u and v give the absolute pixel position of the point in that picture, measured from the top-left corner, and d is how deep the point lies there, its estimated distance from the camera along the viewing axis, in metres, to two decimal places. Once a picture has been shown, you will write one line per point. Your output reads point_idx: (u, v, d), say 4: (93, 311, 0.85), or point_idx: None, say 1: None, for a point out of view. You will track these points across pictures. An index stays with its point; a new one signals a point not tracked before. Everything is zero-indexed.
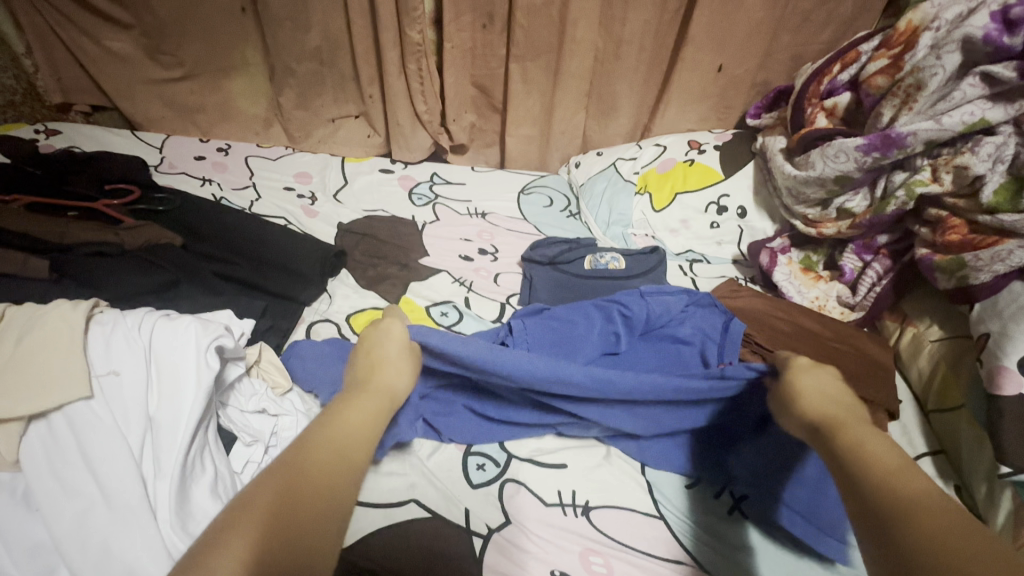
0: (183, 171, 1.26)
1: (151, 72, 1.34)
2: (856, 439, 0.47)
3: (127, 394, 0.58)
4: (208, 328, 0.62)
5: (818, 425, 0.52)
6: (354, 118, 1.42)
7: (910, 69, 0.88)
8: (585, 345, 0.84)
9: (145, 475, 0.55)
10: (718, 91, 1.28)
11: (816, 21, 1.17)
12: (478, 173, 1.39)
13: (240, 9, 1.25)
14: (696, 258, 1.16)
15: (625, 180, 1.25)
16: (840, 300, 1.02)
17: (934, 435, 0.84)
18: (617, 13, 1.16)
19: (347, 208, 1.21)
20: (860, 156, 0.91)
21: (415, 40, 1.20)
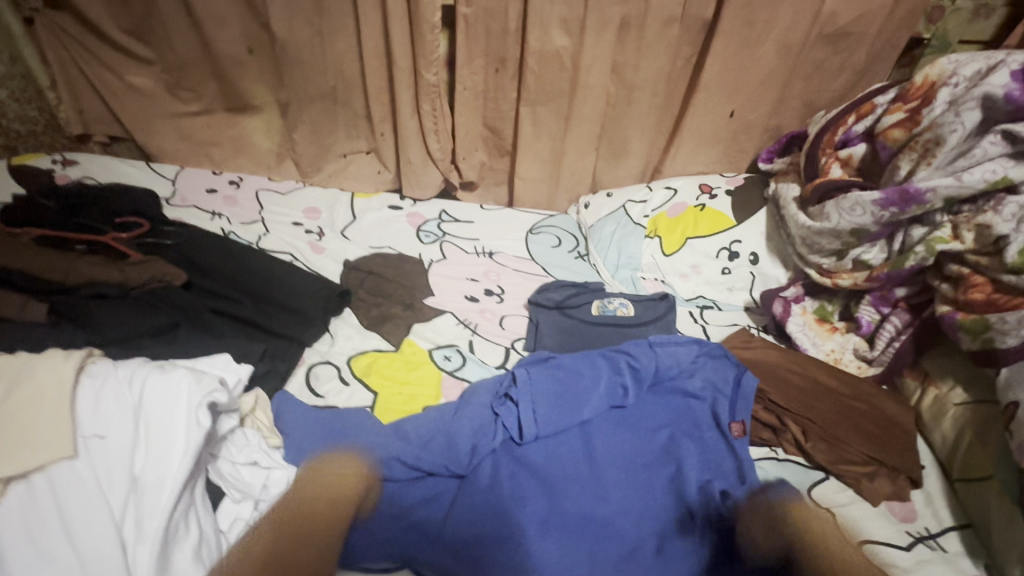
0: (194, 204, 1.27)
1: (170, 106, 1.37)
2: None
3: (112, 454, 0.56)
4: (202, 382, 0.61)
5: None
6: (366, 154, 1.42)
7: (928, 124, 0.87)
8: (591, 397, 0.81)
9: (124, 541, 0.52)
10: (729, 136, 1.28)
11: (829, 69, 1.16)
12: (487, 211, 1.38)
13: (247, 51, 1.28)
14: (707, 304, 1.14)
15: (635, 223, 1.24)
16: (856, 353, 0.98)
17: (959, 506, 0.79)
18: (629, 59, 1.17)
19: (354, 245, 1.21)
20: (878, 210, 0.89)
21: (431, 81, 1.21)
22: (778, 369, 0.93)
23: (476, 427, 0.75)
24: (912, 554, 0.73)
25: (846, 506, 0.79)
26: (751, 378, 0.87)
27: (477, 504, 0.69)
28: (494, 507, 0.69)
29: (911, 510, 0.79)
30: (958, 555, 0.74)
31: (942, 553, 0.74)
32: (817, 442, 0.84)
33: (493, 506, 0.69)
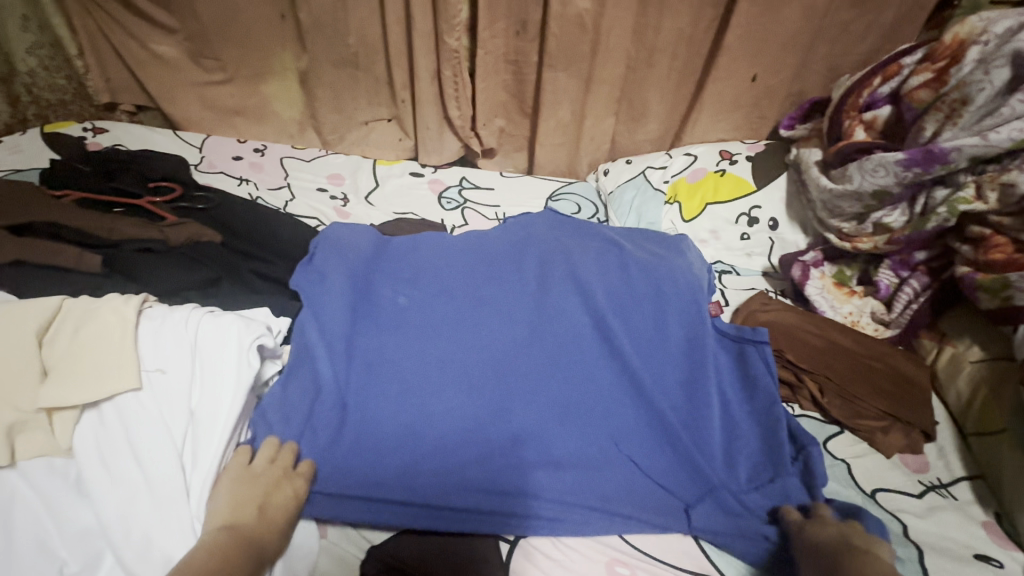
0: (222, 170, 1.30)
1: (194, 76, 1.39)
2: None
3: (171, 389, 0.63)
4: (251, 326, 0.67)
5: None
6: (386, 121, 1.43)
7: (956, 84, 0.87)
8: (506, 369, 0.85)
9: (185, 468, 0.60)
10: (750, 101, 1.28)
11: (854, 32, 1.15)
12: (506, 177, 1.39)
13: (280, 15, 1.27)
14: (726, 269, 1.15)
15: (655, 189, 1.25)
16: (874, 316, 1.00)
17: (971, 458, 0.82)
18: (651, 21, 1.16)
19: (378, 212, 1.25)
20: (901, 170, 0.89)
21: (452, 47, 1.21)
22: (795, 328, 0.96)
23: (404, 307, 0.93)
24: (924, 501, 0.77)
25: (860, 457, 0.82)
26: (748, 363, 0.88)
27: (394, 327, 0.90)
28: (451, 377, 0.84)
29: (923, 463, 0.82)
30: (967, 503, 0.77)
31: (952, 500, 0.77)
32: (833, 398, 0.88)
33: (479, 455, 0.77)
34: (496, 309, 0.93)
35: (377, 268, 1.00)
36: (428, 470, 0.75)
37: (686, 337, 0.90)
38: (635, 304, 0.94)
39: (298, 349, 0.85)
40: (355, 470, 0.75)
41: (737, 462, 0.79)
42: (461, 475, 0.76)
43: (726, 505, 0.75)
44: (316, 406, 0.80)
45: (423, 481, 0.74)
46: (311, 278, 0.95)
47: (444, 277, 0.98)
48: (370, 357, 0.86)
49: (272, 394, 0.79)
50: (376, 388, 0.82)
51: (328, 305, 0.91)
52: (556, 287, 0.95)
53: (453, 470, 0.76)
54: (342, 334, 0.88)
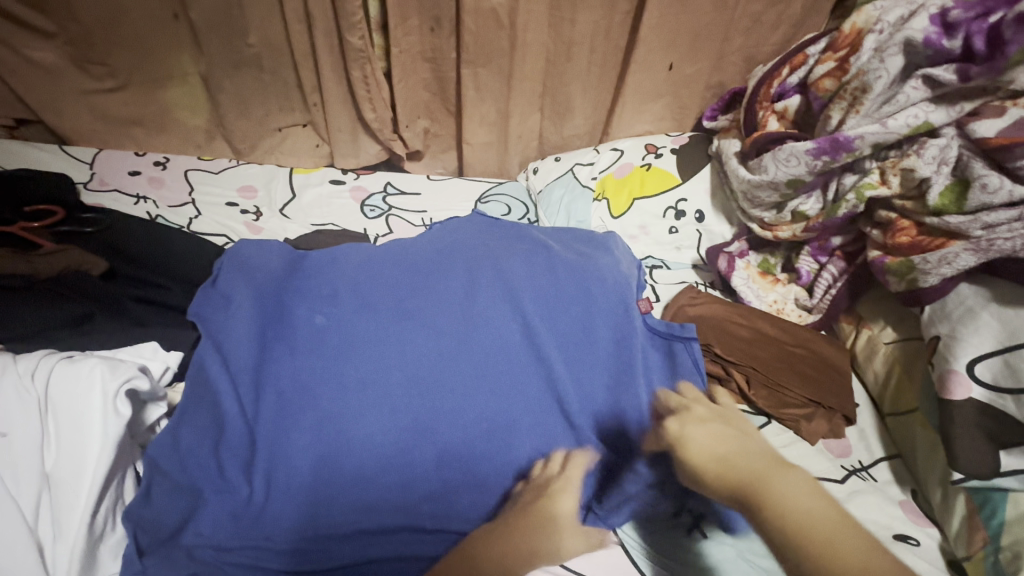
0: (115, 188, 1.19)
1: (80, 84, 1.25)
2: (784, 500, 0.44)
3: (19, 454, 0.56)
4: (118, 369, 0.61)
5: (733, 485, 0.47)
6: (303, 127, 1.36)
7: (856, 72, 0.88)
8: (432, 387, 0.80)
9: (42, 541, 0.55)
10: (671, 92, 1.28)
11: (766, 23, 1.17)
12: (434, 181, 1.34)
13: (172, 15, 1.18)
14: (656, 264, 1.15)
15: (583, 186, 1.22)
16: (797, 303, 1.03)
17: (889, 437, 0.85)
18: (565, 14, 1.14)
19: (294, 224, 1.18)
20: (811, 160, 0.91)
21: (358, 46, 1.14)
22: (722, 321, 0.97)
23: (321, 325, 0.86)
24: (846, 486, 0.78)
25: (786, 447, 0.83)
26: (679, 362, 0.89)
27: (310, 349, 0.82)
28: (373, 401, 0.78)
29: (845, 446, 0.84)
30: (886, 483, 0.79)
31: (872, 482, 0.79)
32: (760, 389, 0.88)
33: (402, 484, 0.73)
34: (422, 322, 0.87)
35: (291, 285, 0.91)
36: (346, 505, 0.71)
37: (614, 339, 0.90)
38: (563, 308, 0.91)
39: (198, 385, 0.78)
40: (268, 515, 0.69)
41: None
42: (383, 506, 0.71)
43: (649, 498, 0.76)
44: (220, 446, 0.73)
45: (341, 517, 0.70)
46: (216, 303, 0.88)
47: (367, 290, 0.91)
48: (283, 384, 0.78)
49: (163, 439, 0.72)
50: (289, 420, 0.75)
51: (234, 332, 0.83)
52: (485, 295, 0.91)
53: (373, 502, 0.71)
54: (249, 362, 0.80)
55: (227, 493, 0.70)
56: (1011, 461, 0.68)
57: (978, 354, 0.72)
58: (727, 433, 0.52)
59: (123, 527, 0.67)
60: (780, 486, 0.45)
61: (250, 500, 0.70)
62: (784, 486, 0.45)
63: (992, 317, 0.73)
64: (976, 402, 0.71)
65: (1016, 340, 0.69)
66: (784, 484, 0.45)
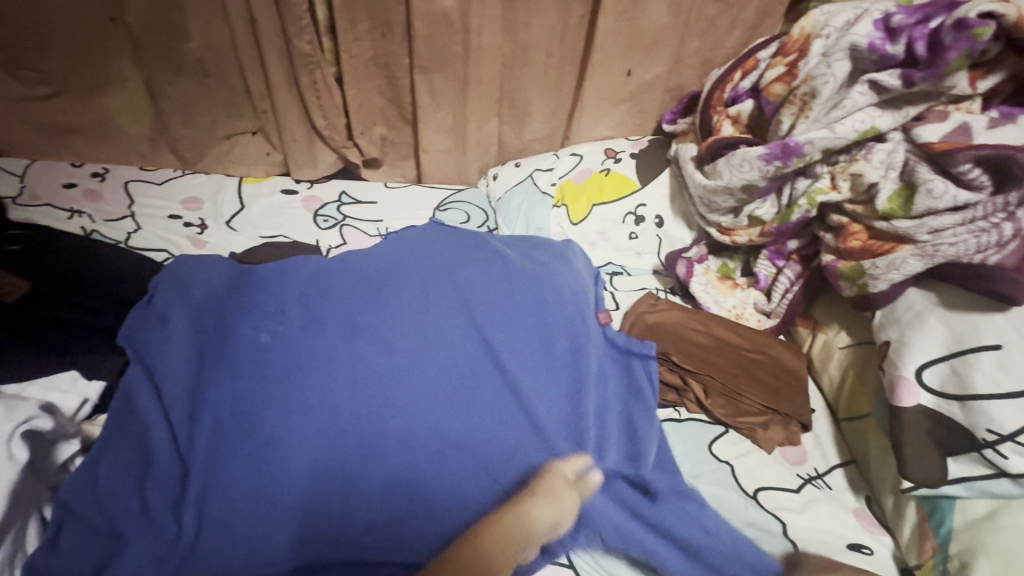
0: (47, 202, 1.13)
1: (11, 91, 1.18)
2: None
3: None
4: (15, 411, 0.61)
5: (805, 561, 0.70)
6: (252, 134, 1.30)
7: (804, 77, 0.88)
8: (383, 409, 0.77)
9: None
10: (629, 95, 1.26)
11: (721, 26, 1.17)
12: (391, 189, 1.30)
13: (108, 18, 1.11)
14: (616, 271, 1.14)
15: (543, 193, 1.20)
16: (756, 307, 1.02)
17: (845, 444, 0.84)
18: (519, 18, 1.11)
19: (242, 236, 1.13)
20: (763, 165, 0.90)
21: (306, 51, 1.10)
22: (681, 329, 0.96)
23: (267, 346, 0.82)
24: (800, 495, 0.78)
25: (744, 456, 0.83)
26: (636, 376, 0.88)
27: (252, 370, 0.78)
28: (319, 424, 0.74)
29: (802, 453, 0.84)
30: (841, 491, 0.79)
31: (827, 491, 0.79)
32: (717, 398, 0.88)
33: (348, 512, 0.69)
34: (373, 339, 0.84)
35: (235, 304, 0.87)
36: (285, 537, 0.67)
37: (571, 351, 0.88)
38: (518, 320, 0.89)
39: (124, 416, 0.73)
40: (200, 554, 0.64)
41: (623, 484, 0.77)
42: (324, 539, 0.67)
43: (620, 496, 0.75)
44: (148, 481, 0.68)
45: (280, 550, 0.66)
46: (148, 324, 0.83)
47: (317, 307, 0.88)
48: (222, 411, 0.74)
49: (80, 477, 0.67)
50: (227, 449, 0.71)
51: (170, 356, 0.78)
52: (439, 309, 0.89)
53: (314, 534, 0.67)
54: (185, 389, 0.75)
55: (152, 534, 0.65)
56: (958, 468, 0.67)
57: (926, 360, 0.72)
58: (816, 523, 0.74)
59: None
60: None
61: (178, 537, 0.65)
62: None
63: (939, 322, 0.73)
64: (924, 409, 0.71)
65: (961, 346, 0.69)
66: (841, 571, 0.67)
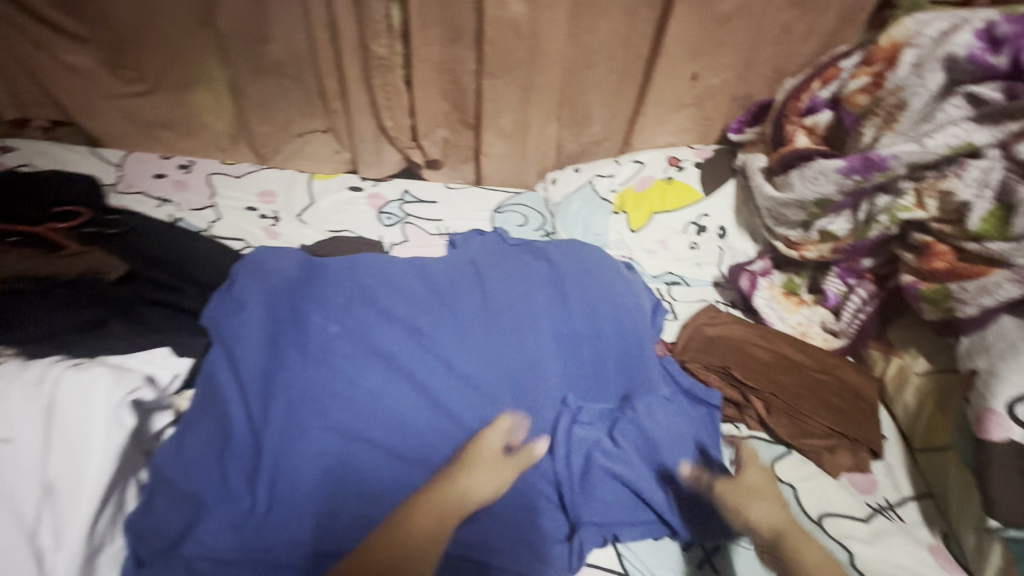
0: (140, 190, 1.22)
1: (111, 88, 1.29)
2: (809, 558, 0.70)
3: (22, 461, 0.58)
4: (123, 380, 0.66)
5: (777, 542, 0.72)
6: (323, 133, 1.35)
7: (893, 88, 0.85)
8: (445, 406, 0.80)
9: (40, 548, 0.55)
10: (694, 102, 1.25)
11: (796, 33, 1.13)
12: (451, 189, 1.33)
13: (199, 22, 1.20)
14: (675, 280, 1.11)
15: (602, 199, 1.20)
16: (823, 326, 0.98)
17: (920, 476, 0.80)
18: (587, 24, 1.12)
19: (311, 229, 1.18)
20: (841, 177, 0.87)
21: (380, 55, 1.15)
22: (742, 344, 0.93)
23: (334, 335, 0.86)
24: (870, 526, 0.74)
25: (808, 480, 0.79)
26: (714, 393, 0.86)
27: (320, 358, 0.82)
28: (383, 414, 0.78)
29: (872, 482, 0.80)
30: (915, 525, 0.75)
31: (900, 523, 0.75)
32: (780, 417, 0.85)
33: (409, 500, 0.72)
34: (433, 337, 0.87)
35: (306, 294, 0.91)
36: (349, 519, 0.69)
37: (624, 383, 0.87)
38: (576, 327, 0.90)
39: (207, 393, 0.78)
40: (270, 528, 0.68)
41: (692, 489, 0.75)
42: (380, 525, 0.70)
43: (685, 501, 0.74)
44: (226, 453, 0.72)
45: (343, 530, 0.68)
46: (227, 307, 0.88)
47: (381, 302, 0.91)
48: (291, 394, 0.78)
49: (169, 447, 0.72)
50: (297, 430, 0.74)
51: (244, 338, 0.83)
52: (497, 310, 0.90)
53: (376, 517, 0.69)
54: (259, 371, 0.80)
55: (230, 503, 0.69)
56: None
57: (1019, 393, 0.67)
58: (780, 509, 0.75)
59: (122, 540, 0.67)
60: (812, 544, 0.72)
61: (252, 510, 0.69)
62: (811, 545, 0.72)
63: None
64: (1016, 445, 0.66)
65: None
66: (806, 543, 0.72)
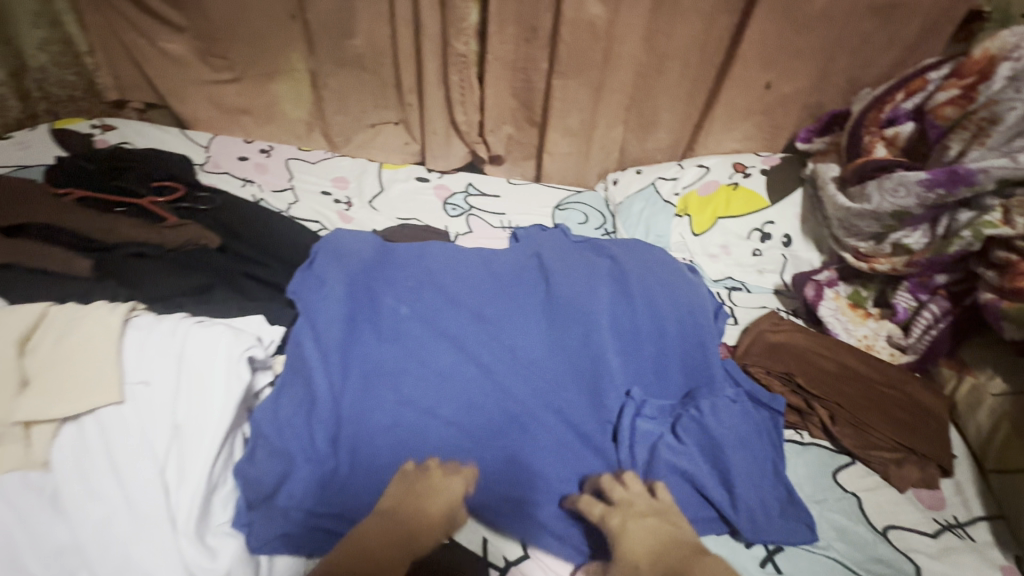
0: (226, 171, 1.30)
1: (203, 75, 1.38)
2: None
3: (154, 402, 0.65)
4: (240, 337, 0.70)
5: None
6: (394, 124, 1.42)
7: (985, 102, 0.84)
8: (510, 391, 0.83)
9: (168, 484, 0.62)
10: (764, 111, 1.24)
11: (876, 44, 1.11)
12: (514, 185, 1.37)
13: (289, 16, 1.27)
14: (735, 285, 1.12)
15: (665, 201, 1.21)
16: (889, 340, 0.97)
17: (992, 497, 0.79)
18: (662, 28, 1.14)
19: (381, 216, 1.24)
20: (923, 191, 0.86)
21: (459, 51, 1.19)
22: (808, 352, 0.93)
23: (405, 316, 0.89)
24: (938, 541, 0.74)
25: (872, 491, 0.80)
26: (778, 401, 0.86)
27: (393, 337, 0.86)
28: (452, 394, 0.81)
29: (940, 498, 0.79)
30: (987, 545, 0.74)
31: (970, 541, 0.74)
32: (845, 427, 0.84)
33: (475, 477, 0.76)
34: (498, 325, 0.90)
35: (380, 275, 0.95)
36: None
37: (686, 382, 0.89)
38: (643, 322, 0.91)
39: (295, 359, 0.83)
40: (349, 491, 0.72)
41: (759, 488, 0.75)
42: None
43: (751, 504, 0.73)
44: (311, 418, 0.77)
45: None
46: (308, 283, 0.93)
47: (449, 287, 0.94)
48: (368, 369, 0.82)
49: (265, 406, 0.77)
50: (373, 403, 0.79)
51: (323, 312, 0.87)
52: (560, 301, 0.91)
53: None
54: (338, 344, 0.84)
55: (316, 464, 0.74)
56: None
57: None
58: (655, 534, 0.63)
59: (234, 481, 0.73)
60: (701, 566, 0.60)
61: (336, 471, 0.74)
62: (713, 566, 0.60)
63: None
64: None
65: None
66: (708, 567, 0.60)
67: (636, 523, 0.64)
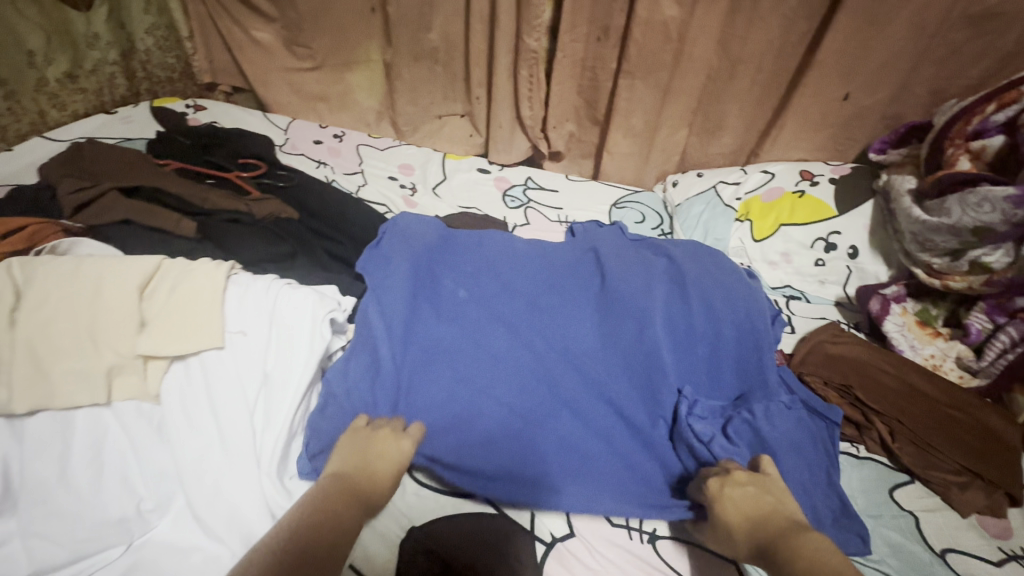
0: (303, 152, 1.39)
1: (287, 62, 1.47)
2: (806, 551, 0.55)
3: (249, 352, 0.72)
4: (324, 301, 0.76)
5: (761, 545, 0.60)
6: (460, 117, 1.47)
7: None
8: (562, 377, 0.85)
9: (256, 427, 0.70)
10: (838, 121, 1.21)
11: (967, 54, 1.06)
12: (572, 181, 1.39)
13: (370, 9, 1.34)
14: (794, 294, 1.10)
15: (726, 205, 1.20)
16: (959, 362, 0.93)
17: None
18: (737, 32, 1.13)
19: (444, 203, 1.29)
20: (1010, 207, 0.82)
21: (531, 47, 1.22)
22: (869, 367, 0.90)
23: (464, 298, 0.93)
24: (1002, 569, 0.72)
25: (930, 513, 0.77)
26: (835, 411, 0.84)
27: (453, 317, 0.91)
28: (507, 376, 0.84)
29: (1005, 527, 0.77)
30: None
31: None
32: (905, 444, 0.82)
33: (526, 456, 0.78)
34: (553, 313, 0.92)
35: (441, 258, 0.99)
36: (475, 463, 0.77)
37: (739, 385, 0.88)
38: (698, 322, 0.90)
39: (362, 329, 0.88)
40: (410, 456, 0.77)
41: (808, 494, 0.75)
42: (502, 472, 0.77)
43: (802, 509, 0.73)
44: (375, 385, 0.82)
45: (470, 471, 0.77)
46: (375, 260, 0.98)
47: (506, 274, 0.97)
48: (428, 346, 0.87)
49: (337, 368, 0.83)
50: (433, 377, 0.83)
51: (388, 289, 0.92)
52: (614, 294, 0.92)
53: (497, 466, 0.77)
54: (403, 319, 0.88)
55: None
56: None
57: None
58: (756, 497, 0.65)
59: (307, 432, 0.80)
60: (801, 540, 0.56)
61: None
62: (811, 541, 0.57)
63: None
64: None
65: None
66: (810, 536, 0.57)
67: (734, 488, 0.67)
